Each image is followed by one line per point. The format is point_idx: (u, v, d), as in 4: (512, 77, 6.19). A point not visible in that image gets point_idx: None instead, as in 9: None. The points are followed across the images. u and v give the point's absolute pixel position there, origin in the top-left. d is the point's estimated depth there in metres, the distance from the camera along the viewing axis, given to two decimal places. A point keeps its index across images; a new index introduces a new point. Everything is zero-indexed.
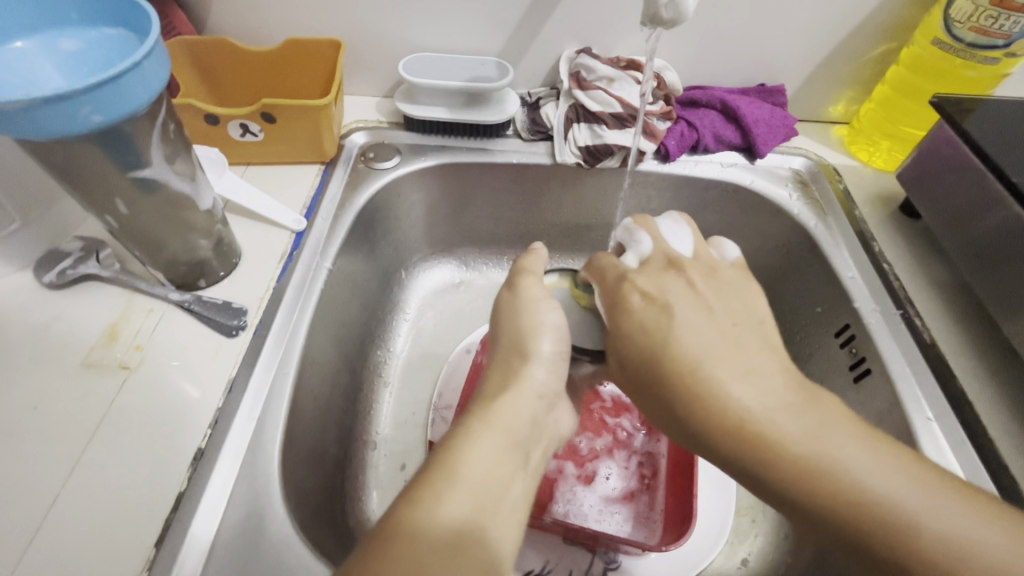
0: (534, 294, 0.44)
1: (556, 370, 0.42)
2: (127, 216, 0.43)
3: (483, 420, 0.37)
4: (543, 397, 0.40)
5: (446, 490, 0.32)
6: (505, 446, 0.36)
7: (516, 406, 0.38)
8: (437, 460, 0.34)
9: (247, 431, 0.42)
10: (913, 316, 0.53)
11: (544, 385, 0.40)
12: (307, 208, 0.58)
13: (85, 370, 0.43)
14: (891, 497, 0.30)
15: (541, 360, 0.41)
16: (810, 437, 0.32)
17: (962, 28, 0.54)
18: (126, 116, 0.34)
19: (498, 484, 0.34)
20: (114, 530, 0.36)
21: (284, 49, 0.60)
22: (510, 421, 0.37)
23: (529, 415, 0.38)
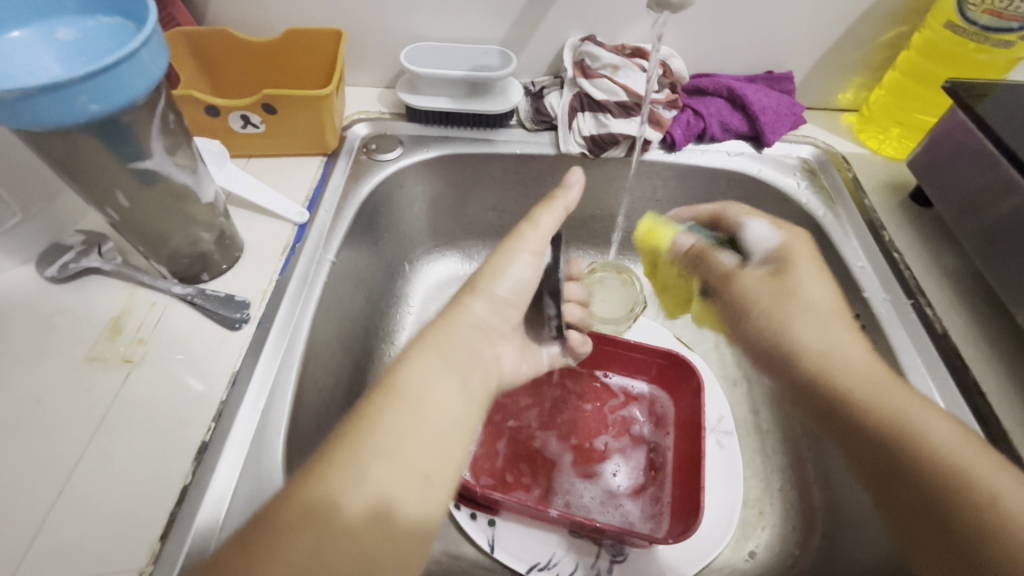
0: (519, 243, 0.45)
1: (500, 308, 0.44)
2: (128, 209, 0.42)
3: (428, 345, 0.39)
4: (480, 329, 0.42)
5: (366, 440, 0.33)
6: (436, 378, 0.37)
7: (450, 335, 0.40)
8: (371, 398, 0.35)
9: (251, 424, 0.42)
10: (924, 306, 0.52)
11: (482, 320, 0.43)
12: (309, 200, 0.57)
13: (88, 364, 0.43)
14: (922, 433, 0.40)
15: (486, 299, 0.43)
16: (954, 442, 0.39)
17: (975, 11, 0.53)
18: (124, 106, 0.34)
19: (432, 429, 0.34)
20: (120, 524, 0.36)
21: (284, 39, 0.60)
22: (447, 345, 0.39)
23: (463, 343, 0.41)
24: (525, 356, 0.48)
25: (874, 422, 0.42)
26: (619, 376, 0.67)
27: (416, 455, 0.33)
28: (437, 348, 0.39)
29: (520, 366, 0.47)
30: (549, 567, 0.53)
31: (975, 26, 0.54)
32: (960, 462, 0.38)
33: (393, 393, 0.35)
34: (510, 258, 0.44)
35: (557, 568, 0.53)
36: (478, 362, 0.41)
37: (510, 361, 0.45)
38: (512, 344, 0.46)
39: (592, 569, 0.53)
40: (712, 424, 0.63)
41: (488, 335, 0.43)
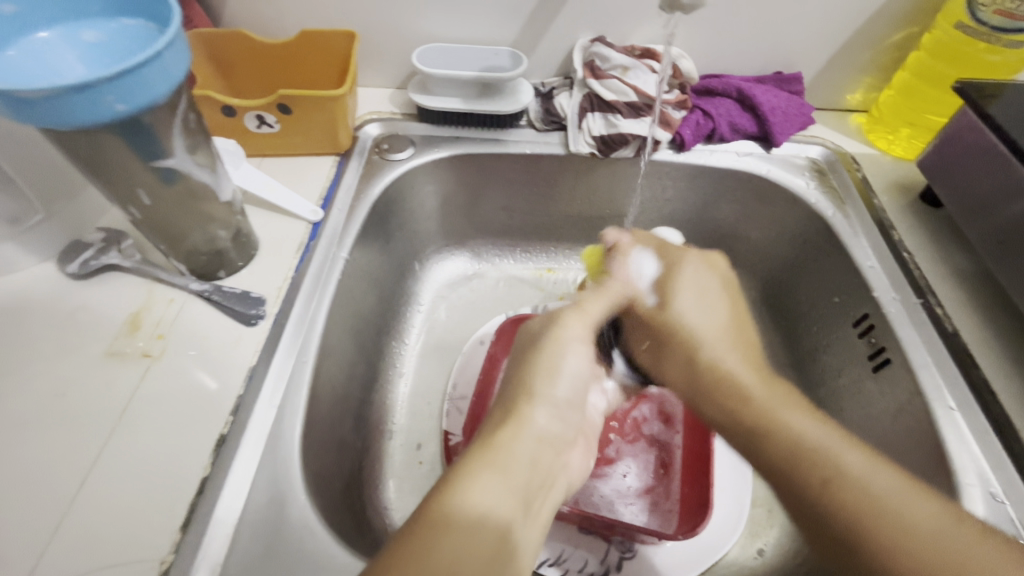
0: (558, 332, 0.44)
1: (563, 411, 0.41)
2: (150, 208, 0.43)
3: (488, 454, 0.35)
4: (548, 439, 0.39)
5: (459, 524, 0.30)
6: (507, 483, 0.34)
7: (512, 453, 0.36)
8: (439, 496, 0.32)
9: (268, 418, 0.43)
10: (934, 305, 0.52)
11: (548, 425, 0.40)
12: (323, 199, 0.58)
13: (109, 359, 0.44)
14: (895, 506, 0.33)
15: (544, 403, 0.40)
16: (862, 466, 0.35)
17: (985, 11, 0.54)
18: (147, 105, 0.35)
19: (500, 534, 0.31)
20: (141, 514, 0.37)
21: (298, 40, 0.61)
22: (513, 459, 0.35)
23: (528, 460, 0.36)
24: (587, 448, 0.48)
25: (785, 437, 0.37)
26: None
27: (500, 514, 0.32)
28: (499, 457, 0.35)
29: (584, 464, 0.46)
30: (558, 563, 0.53)
31: (985, 26, 0.55)
32: (891, 511, 0.33)
33: (461, 505, 0.31)
34: (560, 353, 0.42)
35: (566, 564, 0.53)
36: (544, 477, 0.37)
37: (575, 464, 0.44)
38: (575, 450, 0.45)
39: (602, 565, 0.53)
40: None
41: (552, 444, 0.39)
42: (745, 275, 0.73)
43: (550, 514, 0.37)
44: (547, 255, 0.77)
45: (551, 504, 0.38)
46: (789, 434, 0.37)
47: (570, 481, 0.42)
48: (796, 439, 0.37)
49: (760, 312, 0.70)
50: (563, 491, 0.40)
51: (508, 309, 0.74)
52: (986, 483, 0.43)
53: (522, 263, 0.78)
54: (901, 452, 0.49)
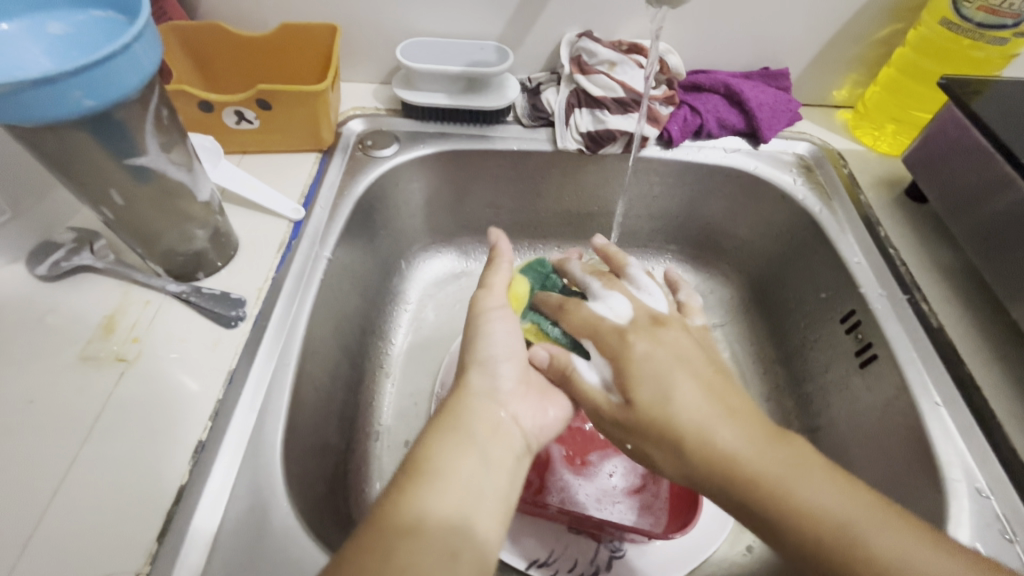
0: (495, 281, 0.48)
1: (499, 372, 0.42)
2: (124, 208, 0.42)
3: (445, 429, 0.38)
4: (488, 397, 0.41)
5: (429, 483, 0.34)
6: (460, 445, 0.37)
7: (464, 415, 0.39)
8: (410, 462, 0.36)
9: (249, 423, 0.42)
10: (920, 301, 0.52)
11: (484, 388, 0.41)
12: (305, 197, 0.56)
13: (81, 363, 0.42)
14: (875, 540, 0.32)
15: (482, 367, 0.42)
16: (844, 509, 0.33)
17: (969, 7, 0.54)
18: (116, 100, 0.33)
19: (467, 491, 0.35)
20: (117, 525, 0.35)
21: (278, 34, 0.59)
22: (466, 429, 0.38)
23: (478, 420, 0.39)
24: (544, 401, 0.44)
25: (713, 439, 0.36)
26: None
27: (464, 496, 0.34)
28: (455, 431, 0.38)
29: (544, 415, 0.43)
30: (548, 563, 0.53)
31: (969, 24, 0.55)
32: (861, 539, 0.32)
33: (429, 470, 0.35)
34: (488, 323, 0.44)
35: (556, 564, 0.53)
36: (498, 435, 0.39)
37: (530, 417, 0.42)
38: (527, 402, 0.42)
39: (591, 565, 0.53)
40: None
41: (500, 400, 0.41)
42: (733, 271, 0.73)
43: (509, 467, 0.38)
44: (535, 252, 0.77)
45: (510, 461, 0.38)
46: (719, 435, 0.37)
47: (526, 437, 0.41)
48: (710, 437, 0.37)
49: (748, 308, 0.70)
50: (521, 445, 0.40)
51: None
52: (971, 478, 0.43)
53: None
54: (888, 448, 0.49)
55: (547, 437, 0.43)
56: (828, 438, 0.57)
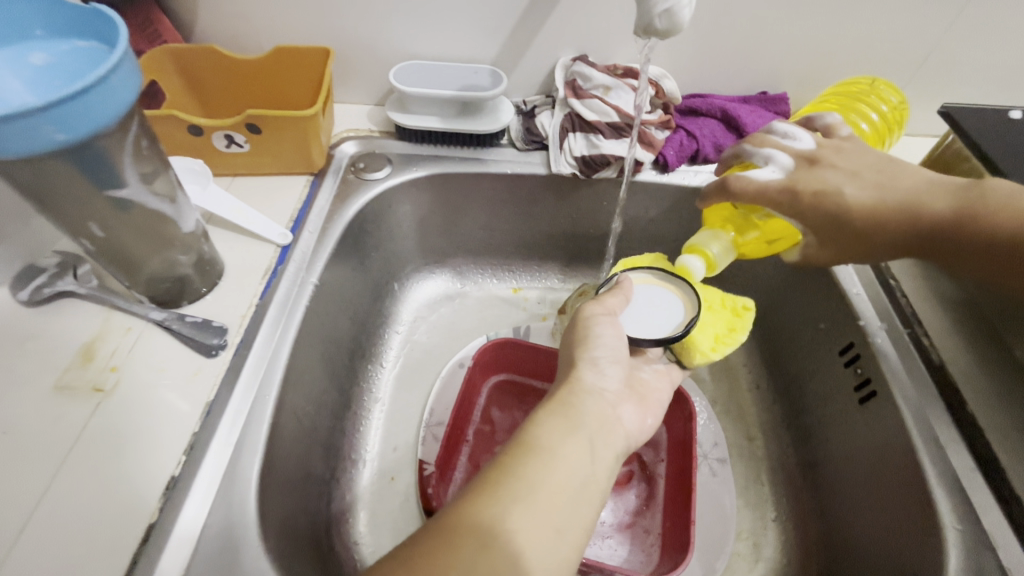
0: (598, 309, 0.44)
1: (603, 370, 0.43)
2: (104, 239, 0.42)
3: (557, 420, 0.38)
4: (596, 397, 0.41)
5: (535, 469, 0.35)
6: (572, 436, 0.38)
7: (575, 405, 0.39)
8: (518, 441, 0.37)
9: (224, 457, 0.41)
10: (921, 336, 0.51)
11: (595, 386, 0.42)
12: (293, 222, 0.56)
13: (57, 394, 0.42)
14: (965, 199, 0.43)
15: (589, 363, 0.42)
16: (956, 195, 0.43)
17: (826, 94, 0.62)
18: (92, 132, 0.33)
19: (568, 485, 0.35)
20: (82, 566, 0.34)
21: (271, 57, 0.59)
22: (575, 419, 0.39)
23: (586, 415, 0.39)
24: (644, 410, 0.45)
25: (885, 224, 0.44)
26: None
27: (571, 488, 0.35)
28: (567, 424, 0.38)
29: (643, 422, 0.45)
30: None
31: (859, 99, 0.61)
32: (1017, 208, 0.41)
33: (535, 453, 0.36)
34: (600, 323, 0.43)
35: None
36: (604, 433, 0.40)
37: (630, 422, 0.43)
38: (628, 405, 0.43)
39: None
40: (705, 450, 0.62)
41: (603, 401, 0.41)
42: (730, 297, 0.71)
43: (611, 467, 0.39)
44: (529, 275, 0.76)
45: (609, 458, 0.39)
46: (909, 188, 0.44)
47: (628, 438, 0.42)
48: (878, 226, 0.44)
49: (745, 334, 0.69)
50: (622, 445, 0.41)
51: (489, 330, 0.73)
52: (976, 529, 0.41)
53: (504, 282, 0.76)
54: (888, 488, 0.47)
55: (642, 440, 0.45)
56: (826, 474, 0.55)
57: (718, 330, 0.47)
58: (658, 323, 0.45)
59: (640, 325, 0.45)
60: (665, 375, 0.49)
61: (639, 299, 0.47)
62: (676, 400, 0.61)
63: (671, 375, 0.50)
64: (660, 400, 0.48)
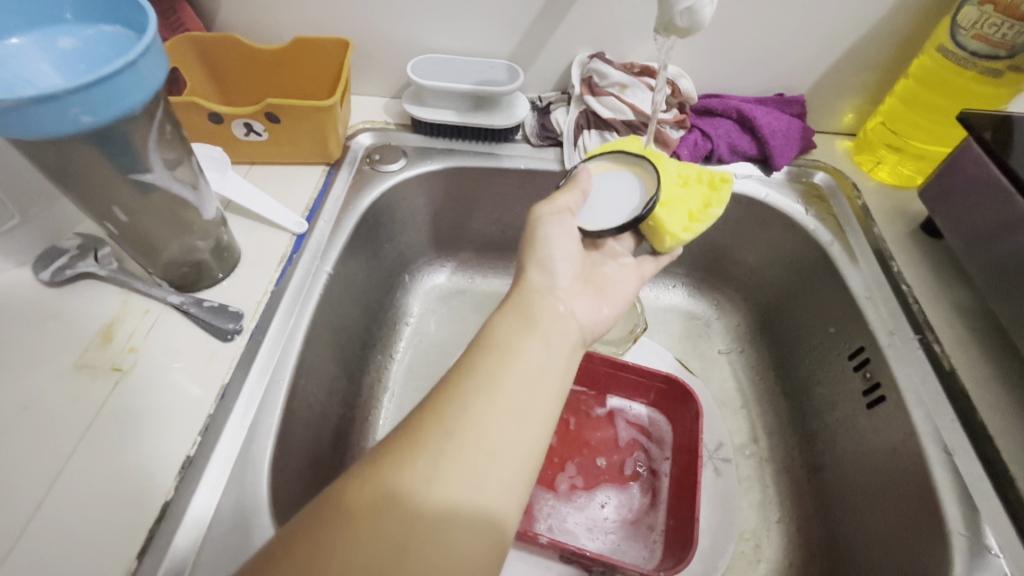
0: (563, 202, 0.46)
1: (554, 269, 0.44)
2: (127, 223, 0.43)
3: (452, 380, 0.35)
4: (548, 294, 0.43)
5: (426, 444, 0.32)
6: (521, 333, 0.38)
7: (523, 304, 0.41)
8: (475, 344, 0.38)
9: (237, 440, 0.41)
10: (932, 342, 0.50)
11: (543, 284, 0.43)
12: (309, 210, 0.57)
13: (77, 372, 0.42)
14: None
15: (534, 268, 0.44)
16: None
17: (964, 35, 0.52)
18: (119, 116, 0.33)
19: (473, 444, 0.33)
20: (98, 538, 0.35)
21: (291, 48, 0.60)
22: (480, 359, 0.36)
23: (536, 311, 0.40)
24: (600, 299, 0.46)
25: None
26: (616, 398, 0.66)
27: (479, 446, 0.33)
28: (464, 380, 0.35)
29: (600, 313, 0.45)
30: None
31: (965, 51, 0.53)
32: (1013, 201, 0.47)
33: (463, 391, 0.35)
34: (545, 225, 0.44)
35: None
36: (551, 328, 0.40)
37: (588, 311, 0.44)
38: (583, 295, 0.44)
39: None
40: (710, 450, 0.63)
41: (550, 296, 0.42)
42: (741, 298, 0.71)
43: (565, 364, 0.39)
44: None
45: (564, 346, 0.40)
46: None
47: (582, 330, 0.43)
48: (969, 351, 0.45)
49: (754, 336, 0.69)
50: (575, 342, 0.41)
51: None
52: (983, 536, 0.41)
53: None
54: (894, 492, 0.47)
55: (602, 330, 0.45)
56: (832, 477, 0.55)
57: (692, 208, 0.47)
58: (621, 210, 0.46)
59: (600, 216, 0.47)
60: (634, 269, 0.50)
61: (602, 187, 0.49)
62: (684, 400, 0.61)
63: (641, 269, 0.50)
64: (624, 293, 0.48)
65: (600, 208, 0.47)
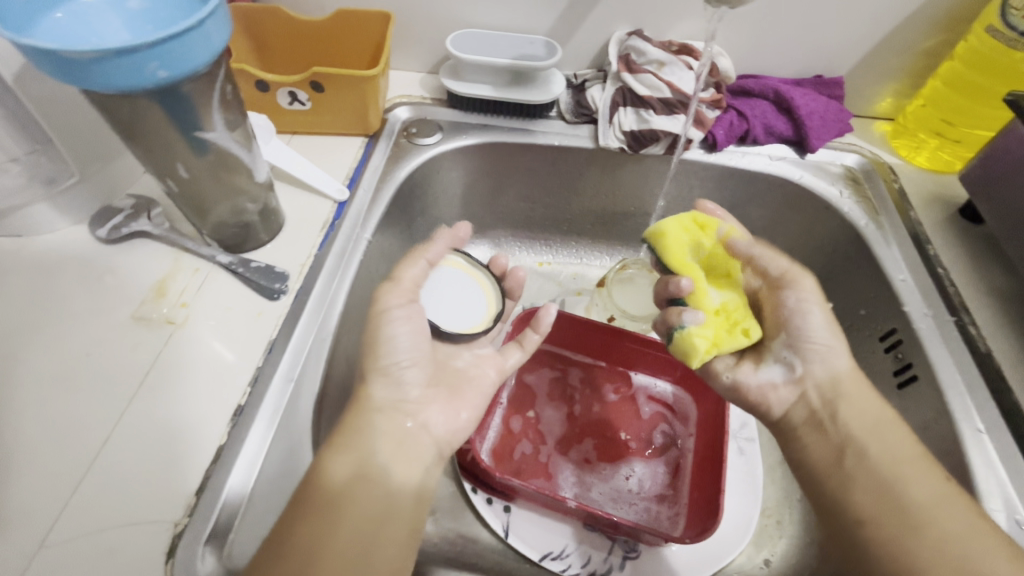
0: (384, 303, 0.43)
1: (400, 378, 0.42)
2: (186, 180, 0.45)
3: (343, 441, 0.39)
4: (393, 409, 0.42)
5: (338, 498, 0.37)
6: (361, 465, 0.38)
7: (362, 425, 0.40)
8: (338, 431, 0.40)
9: (285, 392, 0.43)
10: (967, 324, 0.50)
11: (389, 399, 0.42)
12: (349, 179, 0.58)
13: (134, 323, 0.45)
14: None
15: (381, 375, 0.42)
16: None
17: (1016, 15, 0.52)
18: (187, 74, 0.35)
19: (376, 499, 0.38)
20: (158, 475, 0.37)
21: (334, 20, 0.61)
22: (358, 437, 0.40)
23: (379, 432, 0.40)
24: (455, 404, 0.45)
25: None
26: (642, 375, 0.66)
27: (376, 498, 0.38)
28: (356, 442, 0.39)
29: (455, 418, 0.45)
30: (561, 557, 0.53)
31: (1015, 31, 0.52)
32: None
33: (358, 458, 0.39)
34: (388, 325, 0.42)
35: (569, 559, 0.53)
36: (401, 448, 0.40)
37: (441, 424, 0.44)
38: (439, 407, 0.44)
39: (604, 563, 0.53)
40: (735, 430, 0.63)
41: (403, 409, 0.42)
42: None
43: (416, 481, 0.40)
44: (567, 249, 0.77)
45: (416, 466, 0.41)
46: None
47: (437, 444, 0.43)
48: (929, 505, 0.38)
49: None
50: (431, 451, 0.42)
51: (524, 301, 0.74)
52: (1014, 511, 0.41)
53: (542, 255, 0.77)
54: None
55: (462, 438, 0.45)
56: None
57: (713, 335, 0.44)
58: (466, 315, 0.49)
59: (443, 312, 0.48)
60: (489, 360, 0.51)
61: (444, 281, 0.50)
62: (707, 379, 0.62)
63: (501, 361, 0.51)
64: (478, 388, 0.48)
65: (442, 300, 0.49)
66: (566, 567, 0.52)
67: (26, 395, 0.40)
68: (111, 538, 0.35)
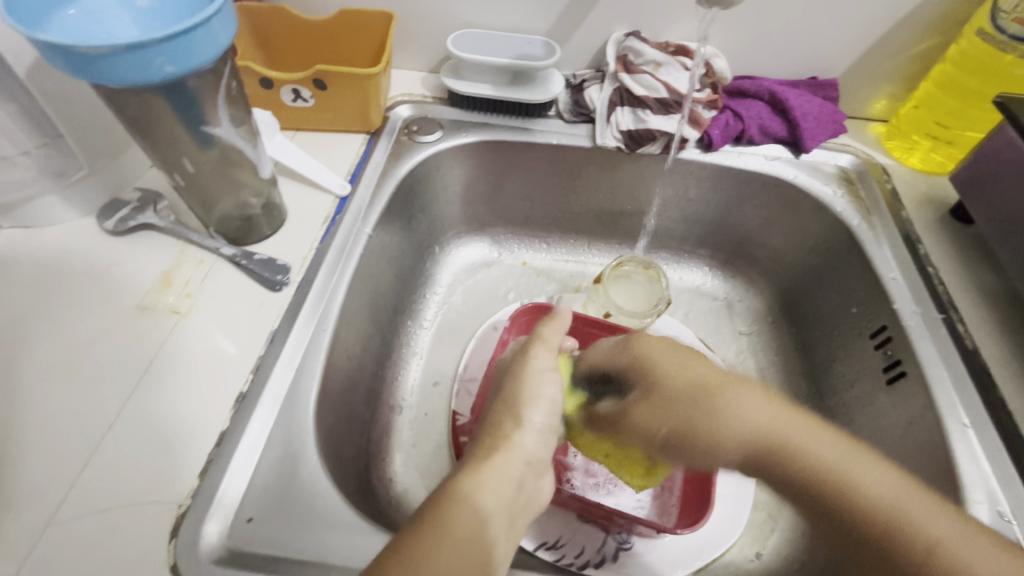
0: (540, 363, 0.41)
1: (546, 436, 0.38)
2: (193, 174, 0.46)
3: (481, 474, 0.34)
4: (527, 463, 0.36)
5: (440, 549, 0.29)
6: (485, 514, 0.32)
7: (493, 474, 0.34)
8: (483, 454, 0.36)
9: (286, 380, 0.44)
10: (955, 321, 0.51)
11: (534, 453, 0.37)
12: (350, 175, 0.59)
13: (140, 312, 0.46)
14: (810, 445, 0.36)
15: (536, 428, 0.38)
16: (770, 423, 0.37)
17: (1005, 18, 0.52)
18: (194, 69, 0.36)
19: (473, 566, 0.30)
20: (161, 458, 0.39)
21: (338, 19, 0.62)
22: (499, 486, 0.33)
23: (506, 482, 0.34)
24: (575, 457, 0.43)
25: None
26: None
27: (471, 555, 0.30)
28: (488, 477, 0.34)
29: (568, 480, 0.42)
30: (555, 547, 0.53)
31: (1005, 35, 0.53)
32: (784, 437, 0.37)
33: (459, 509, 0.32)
34: (540, 376, 0.40)
35: (563, 549, 0.53)
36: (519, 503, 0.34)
37: (557, 485, 0.40)
38: (560, 465, 0.41)
39: (598, 554, 0.53)
40: None
41: (538, 469, 0.37)
42: (763, 282, 0.72)
43: (514, 542, 0.34)
44: (566, 246, 0.78)
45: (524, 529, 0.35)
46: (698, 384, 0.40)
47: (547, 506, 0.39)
48: (866, 497, 0.33)
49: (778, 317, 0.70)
50: (547, 500, 0.39)
51: (522, 298, 0.75)
52: (997, 504, 0.42)
53: (542, 253, 0.78)
54: (913, 463, 0.48)
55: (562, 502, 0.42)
56: None
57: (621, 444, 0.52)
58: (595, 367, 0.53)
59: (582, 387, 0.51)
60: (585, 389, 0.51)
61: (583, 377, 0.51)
62: None
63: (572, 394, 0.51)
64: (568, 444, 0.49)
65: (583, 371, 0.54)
66: (560, 557, 0.53)
67: (36, 380, 0.41)
68: (115, 518, 0.36)
